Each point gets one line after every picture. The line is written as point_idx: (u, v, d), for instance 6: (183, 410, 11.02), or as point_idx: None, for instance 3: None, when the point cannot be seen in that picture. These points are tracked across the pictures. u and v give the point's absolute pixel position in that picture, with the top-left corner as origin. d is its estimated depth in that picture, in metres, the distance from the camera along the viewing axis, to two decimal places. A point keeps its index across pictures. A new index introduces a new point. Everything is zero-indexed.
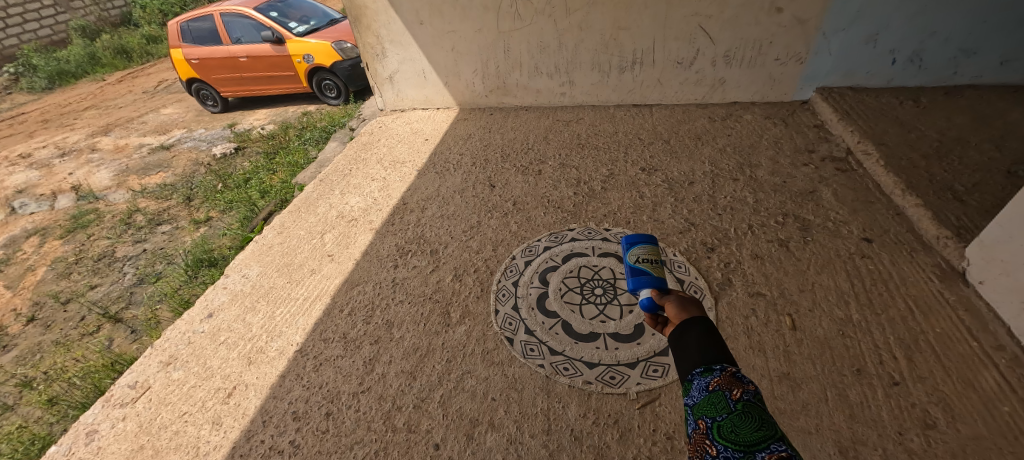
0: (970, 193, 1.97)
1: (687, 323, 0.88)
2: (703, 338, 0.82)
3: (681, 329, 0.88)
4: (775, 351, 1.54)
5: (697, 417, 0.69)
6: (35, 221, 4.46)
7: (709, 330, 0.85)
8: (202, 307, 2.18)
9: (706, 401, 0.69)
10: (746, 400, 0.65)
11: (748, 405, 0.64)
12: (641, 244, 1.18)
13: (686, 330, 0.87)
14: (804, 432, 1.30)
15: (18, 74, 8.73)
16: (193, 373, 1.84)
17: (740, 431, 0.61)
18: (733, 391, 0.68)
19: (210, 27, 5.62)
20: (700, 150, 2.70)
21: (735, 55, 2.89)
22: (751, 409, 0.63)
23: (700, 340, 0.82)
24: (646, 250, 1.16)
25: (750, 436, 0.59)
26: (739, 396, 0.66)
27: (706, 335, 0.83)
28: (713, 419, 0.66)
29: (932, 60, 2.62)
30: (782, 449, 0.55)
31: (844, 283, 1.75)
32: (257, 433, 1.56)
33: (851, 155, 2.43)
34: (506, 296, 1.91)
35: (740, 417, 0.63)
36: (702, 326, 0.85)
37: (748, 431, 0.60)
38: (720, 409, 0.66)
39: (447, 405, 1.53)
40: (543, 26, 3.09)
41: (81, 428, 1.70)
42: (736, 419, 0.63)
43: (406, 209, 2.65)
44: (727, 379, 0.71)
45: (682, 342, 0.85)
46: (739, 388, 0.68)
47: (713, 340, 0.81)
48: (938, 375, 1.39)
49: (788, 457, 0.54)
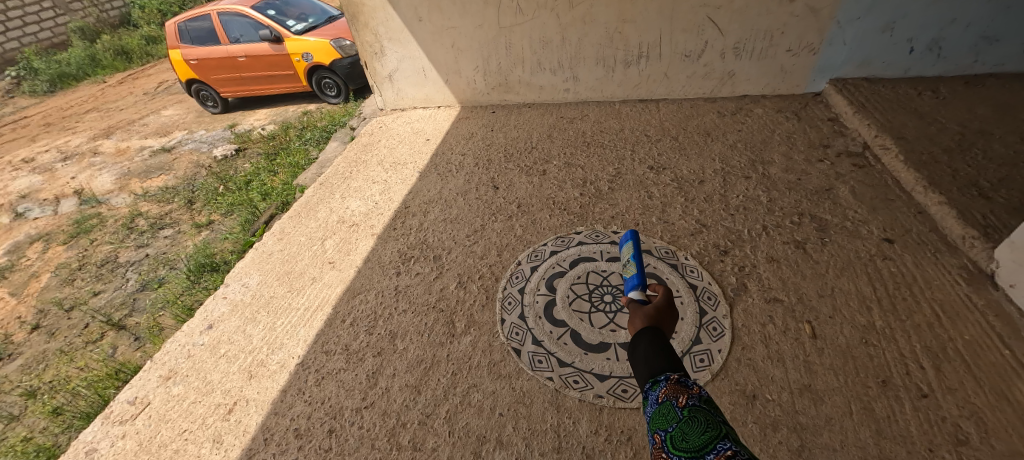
0: (995, 189, 1.88)
1: (637, 336, 0.86)
2: (650, 351, 0.80)
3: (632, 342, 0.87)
4: (795, 362, 1.47)
5: (654, 431, 0.68)
6: (38, 226, 4.44)
7: (657, 339, 0.83)
8: (202, 318, 2.14)
9: (658, 415, 0.68)
10: (692, 405, 0.64)
11: (693, 410, 0.63)
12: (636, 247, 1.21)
13: (635, 345, 0.85)
14: (829, 448, 1.24)
15: (19, 78, 8.71)
16: (193, 388, 1.81)
17: (689, 438, 0.59)
18: (679, 398, 0.67)
19: (208, 27, 5.54)
20: (709, 147, 2.62)
21: (746, 46, 2.78)
22: (698, 414, 0.62)
23: (647, 351, 0.81)
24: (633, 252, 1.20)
25: (698, 441, 0.58)
26: (684, 403, 0.66)
27: (653, 346, 0.81)
28: (666, 432, 0.64)
29: (953, 49, 2.50)
30: (727, 447, 0.54)
31: (865, 287, 1.67)
32: (259, 451, 1.52)
33: (868, 149, 2.33)
34: (513, 304, 1.85)
35: (688, 423, 0.61)
36: (648, 338, 0.83)
37: (696, 436, 0.58)
38: (670, 419, 0.65)
39: (453, 422, 1.48)
40: (545, 20, 2.99)
41: (81, 446, 1.67)
42: (684, 427, 0.61)
43: (408, 212, 2.59)
44: (672, 386, 0.70)
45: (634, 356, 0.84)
46: (683, 394, 0.67)
47: (659, 350, 0.79)
48: (970, 386, 1.31)
49: (734, 455, 0.52)
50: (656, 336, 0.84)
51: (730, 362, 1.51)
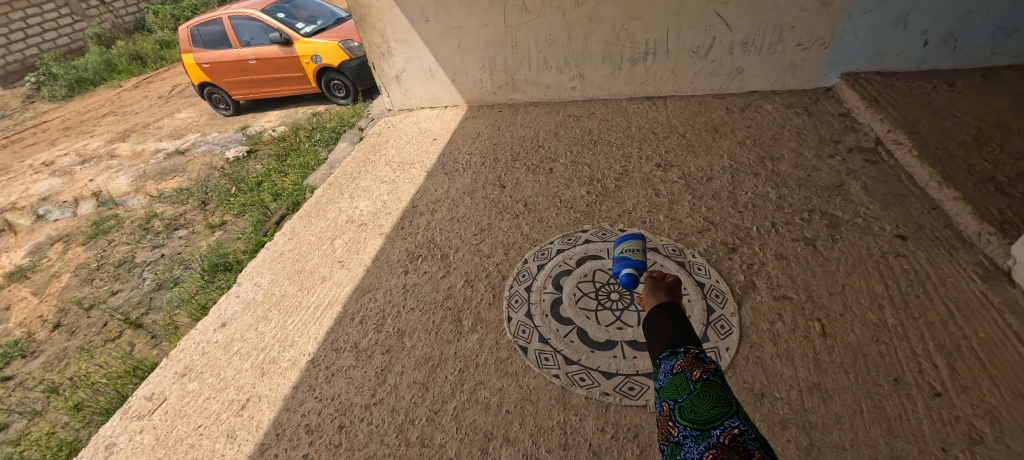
0: (1014, 184, 1.83)
1: (655, 310, 0.86)
2: (671, 323, 0.80)
3: (650, 316, 0.86)
4: (805, 360, 1.46)
5: (662, 399, 0.70)
6: (58, 228, 4.56)
7: (679, 313, 0.83)
8: (216, 316, 2.19)
9: (670, 385, 0.69)
10: (704, 379, 0.65)
11: (705, 384, 0.64)
12: (629, 239, 1.26)
13: (654, 316, 0.84)
14: (838, 447, 1.22)
15: (39, 84, 9.00)
16: (207, 384, 1.85)
17: (698, 410, 0.61)
18: (693, 372, 0.68)
19: (219, 31, 5.65)
20: (717, 144, 2.59)
21: (754, 42, 2.75)
22: (709, 388, 0.63)
23: (666, 325, 0.80)
24: (632, 243, 1.23)
25: (706, 414, 0.59)
26: (698, 376, 0.66)
27: (674, 319, 0.81)
28: (675, 401, 0.66)
29: (969, 41, 2.45)
30: (735, 426, 0.55)
31: (877, 285, 1.65)
32: (271, 446, 1.55)
33: (881, 145, 2.29)
34: (519, 302, 1.86)
35: (699, 397, 0.63)
36: (668, 311, 0.83)
37: (705, 409, 0.60)
38: (681, 390, 0.66)
39: (460, 418, 1.49)
40: (552, 19, 3.00)
41: (101, 440, 1.72)
42: (694, 400, 0.63)
43: (415, 212, 2.61)
44: (688, 359, 0.70)
45: (651, 328, 0.84)
46: (699, 368, 0.68)
47: (681, 323, 0.80)
48: (984, 385, 1.29)
49: (740, 434, 0.54)
50: (677, 310, 0.83)
51: (737, 360, 1.50)
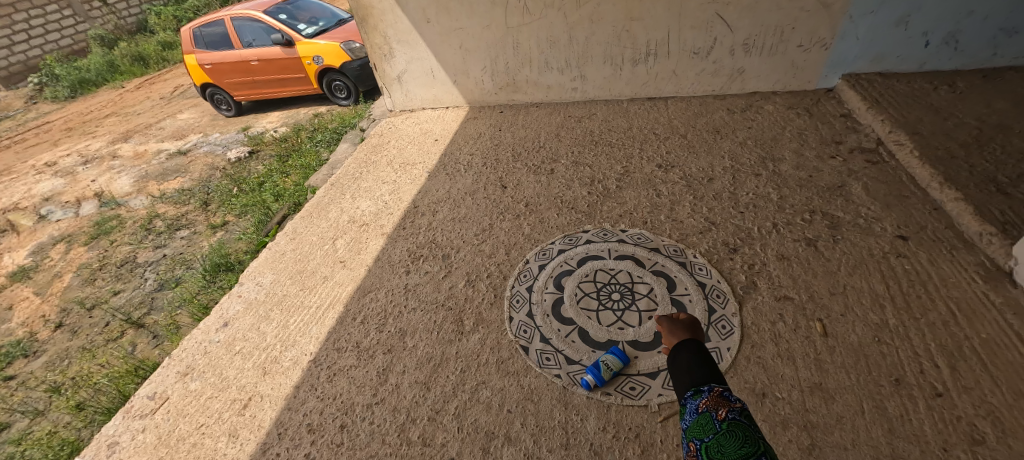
0: (1015, 184, 1.83)
1: (678, 346, 0.89)
2: (694, 361, 0.82)
3: (673, 353, 0.89)
4: (806, 360, 1.46)
5: (689, 439, 0.70)
6: (60, 228, 4.57)
7: (701, 351, 0.86)
8: (218, 316, 2.20)
9: (695, 424, 0.69)
10: (730, 418, 0.65)
11: (732, 424, 0.64)
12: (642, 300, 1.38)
13: (677, 354, 0.87)
14: (839, 447, 1.22)
15: (42, 84, 9.04)
16: (209, 383, 1.86)
17: (726, 450, 0.61)
18: (719, 410, 0.68)
19: (222, 32, 5.67)
20: (719, 144, 2.60)
21: (755, 43, 2.76)
22: (735, 427, 0.63)
23: (689, 361, 0.83)
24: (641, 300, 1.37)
25: (734, 454, 0.59)
26: (724, 415, 0.66)
27: (697, 356, 0.84)
28: (702, 441, 0.66)
29: (970, 42, 2.45)
30: None
31: (879, 285, 1.64)
32: (273, 445, 1.56)
33: (882, 145, 2.29)
34: (520, 302, 1.86)
35: (725, 436, 0.63)
36: (691, 349, 0.86)
37: (732, 449, 0.60)
38: (707, 429, 0.66)
39: (462, 418, 1.49)
40: (553, 20, 3.00)
41: (103, 439, 1.72)
42: (722, 439, 0.63)
43: (417, 212, 2.62)
44: (713, 398, 0.71)
45: (675, 363, 0.86)
46: (724, 407, 0.68)
47: (704, 361, 0.82)
48: (986, 385, 1.29)
49: None
50: (700, 349, 0.86)
51: (739, 360, 1.50)
